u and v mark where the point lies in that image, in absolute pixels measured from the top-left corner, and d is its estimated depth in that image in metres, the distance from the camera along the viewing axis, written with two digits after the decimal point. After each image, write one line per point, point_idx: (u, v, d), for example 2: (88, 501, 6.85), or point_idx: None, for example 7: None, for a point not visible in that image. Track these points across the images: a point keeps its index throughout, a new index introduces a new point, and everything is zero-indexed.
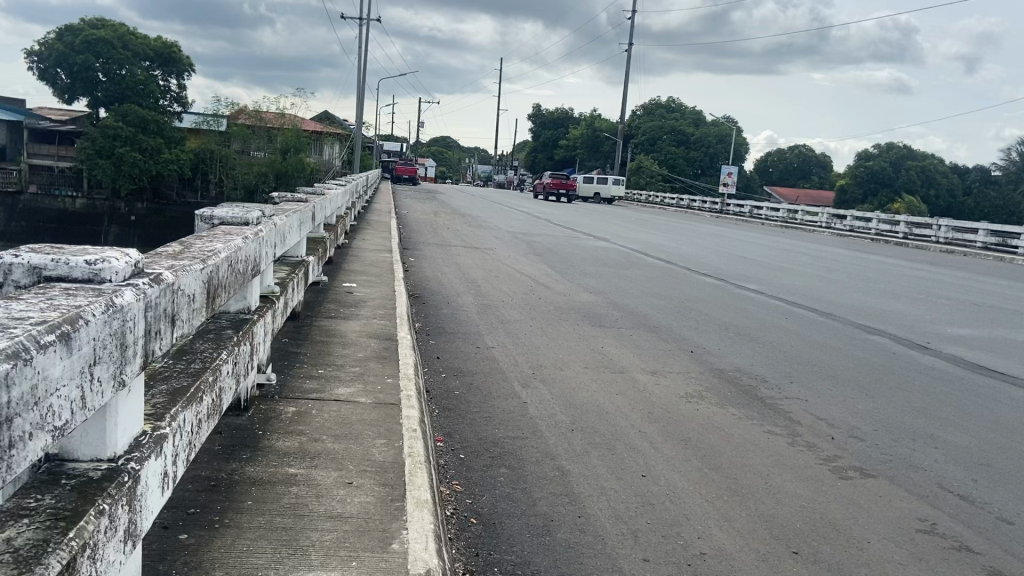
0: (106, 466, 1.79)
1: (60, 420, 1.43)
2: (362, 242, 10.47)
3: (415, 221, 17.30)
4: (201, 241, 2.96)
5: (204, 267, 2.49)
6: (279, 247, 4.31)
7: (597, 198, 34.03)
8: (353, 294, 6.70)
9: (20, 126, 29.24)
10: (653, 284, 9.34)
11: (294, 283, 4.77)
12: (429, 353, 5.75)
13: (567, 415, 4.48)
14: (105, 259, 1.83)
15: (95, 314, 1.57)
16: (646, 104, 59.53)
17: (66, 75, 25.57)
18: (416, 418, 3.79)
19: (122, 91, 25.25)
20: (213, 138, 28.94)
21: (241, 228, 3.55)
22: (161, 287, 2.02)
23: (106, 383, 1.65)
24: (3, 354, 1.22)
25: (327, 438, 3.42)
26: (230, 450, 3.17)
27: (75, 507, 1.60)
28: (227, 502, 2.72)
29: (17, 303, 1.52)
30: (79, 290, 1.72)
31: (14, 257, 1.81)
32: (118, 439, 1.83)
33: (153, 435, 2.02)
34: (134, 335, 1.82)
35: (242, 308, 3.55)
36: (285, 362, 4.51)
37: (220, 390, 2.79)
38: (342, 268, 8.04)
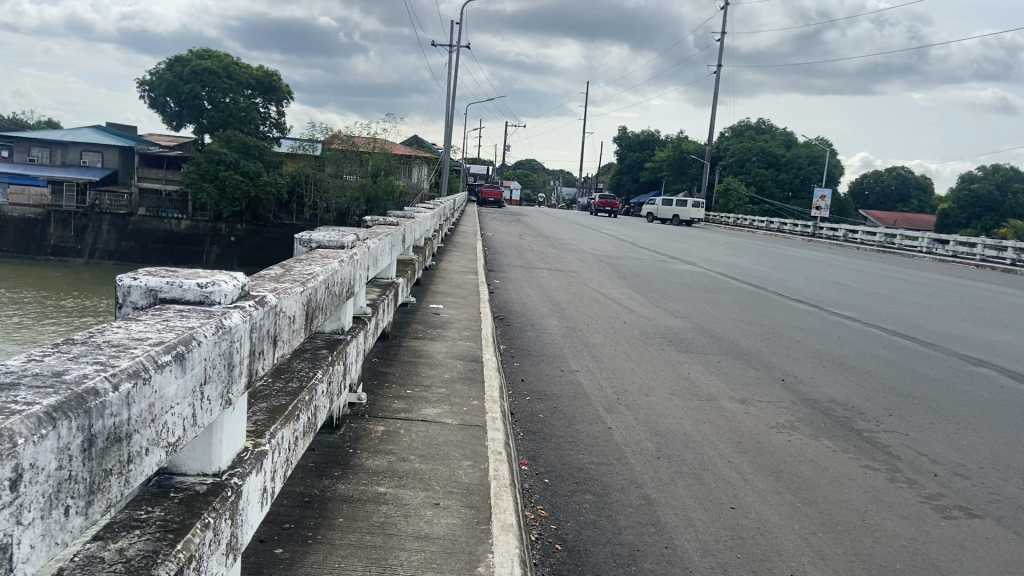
0: (212, 479, 1.87)
1: (172, 437, 1.50)
2: (449, 264, 10.64)
3: (500, 243, 17.47)
4: (300, 263, 3.08)
5: (304, 289, 2.60)
6: (371, 269, 4.44)
7: (677, 220, 33.69)
8: (440, 315, 6.82)
9: (131, 151, 30.70)
10: (742, 310, 9.13)
11: (384, 304, 4.89)
12: (513, 374, 5.78)
13: (654, 442, 4.41)
14: (215, 282, 1.93)
15: (207, 335, 1.66)
16: (735, 124, 58.38)
17: (174, 103, 26.78)
18: (502, 441, 3.81)
19: (225, 120, 26.35)
20: (309, 162, 28.50)
21: (337, 251, 3.68)
22: (264, 310, 2.12)
23: (214, 401, 1.73)
24: (126, 372, 1.30)
25: (414, 458, 3.47)
26: (322, 467, 3.26)
27: (183, 520, 1.68)
28: (320, 518, 2.80)
29: (136, 324, 1.62)
30: (191, 312, 1.81)
31: (133, 280, 1.93)
32: (223, 454, 1.92)
33: (254, 451, 2.11)
34: (240, 355, 1.91)
35: (336, 329, 3.67)
36: (374, 382, 4.61)
37: (315, 408, 2.89)
38: (430, 289, 8.19)
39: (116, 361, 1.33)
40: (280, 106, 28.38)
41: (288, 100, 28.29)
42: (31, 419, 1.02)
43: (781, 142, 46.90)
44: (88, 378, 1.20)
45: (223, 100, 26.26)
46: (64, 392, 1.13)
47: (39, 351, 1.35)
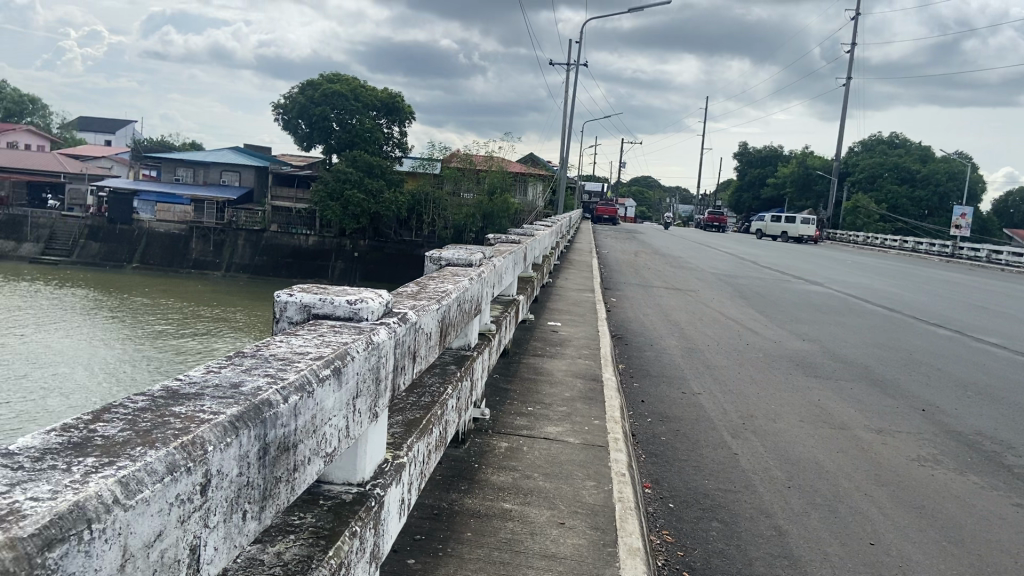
0: (356, 488, 1.95)
1: (330, 447, 1.58)
2: (566, 281, 10.65)
3: (616, 261, 17.32)
4: (434, 281, 3.18)
5: (439, 306, 2.69)
6: (495, 286, 4.52)
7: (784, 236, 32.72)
8: (558, 332, 6.84)
9: (266, 170, 32.45)
10: (874, 334, 8.68)
11: (506, 321, 4.97)
12: (634, 395, 5.71)
13: (783, 471, 4.25)
14: (364, 299, 2.03)
15: (359, 350, 1.75)
16: (865, 139, 55.59)
17: (305, 125, 28.18)
18: (624, 462, 3.77)
19: (351, 140, 27.47)
20: (428, 180, 29.24)
21: (466, 268, 3.78)
22: (406, 325, 2.21)
23: (364, 413, 1.82)
24: (294, 385, 1.38)
25: (539, 476, 3.49)
26: (450, 480, 3.33)
27: (333, 527, 1.75)
28: (450, 532, 2.85)
29: (296, 339, 1.73)
30: (342, 329, 1.92)
31: (290, 297, 2.07)
32: (367, 465, 1.99)
33: (394, 463, 2.19)
34: (385, 370, 1.99)
35: (464, 344, 3.76)
36: (497, 398, 4.67)
37: (445, 423, 2.96)
38: (547, 306, 8.23)
39: (285, 374, 1.41)
40: (403, 126, 29.30)
41: (410, 120, 29.20)
42: (219, 427, 1.09)
43: (916, 156, 44.22)
44: (264, 390, 1.27)
45: (350, 121, 27.39)
46: (244, 403, 1.20)
47: (215, 365, 1.47)
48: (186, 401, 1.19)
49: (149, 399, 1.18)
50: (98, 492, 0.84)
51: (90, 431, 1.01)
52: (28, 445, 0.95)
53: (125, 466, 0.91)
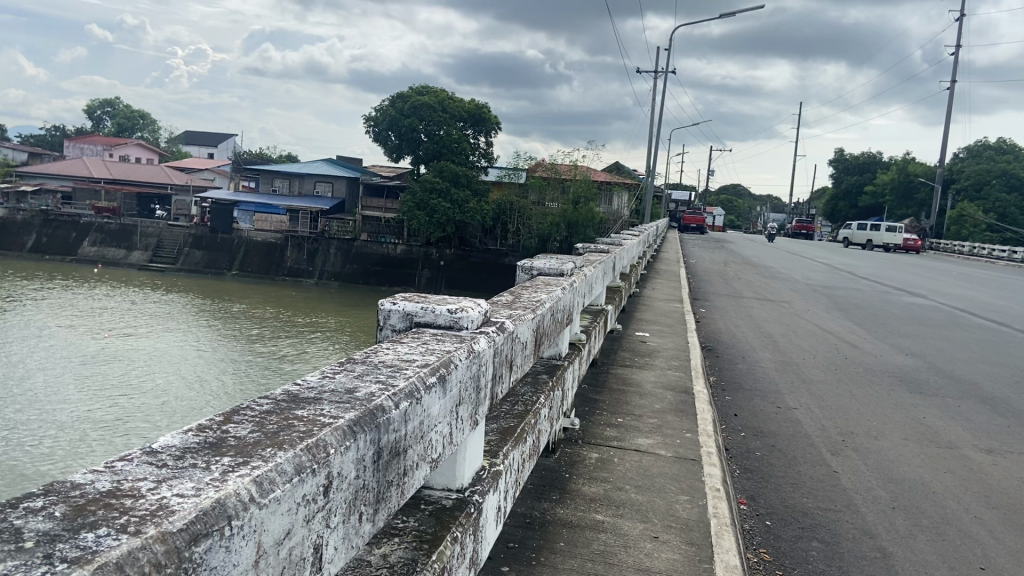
0: (456, 494, 1.99)
1: (435, 453, 1.62)
2: (653, 291, 10.51)
3: (705, 271, 16.98)
4: (527, 291, 3.20)
5: (535, 316, 2.70)
6: (586, 297, 4.51)
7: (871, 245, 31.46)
8: (647, 343, 6.76)
9: (357, 181, 33.31)
10: (983, 350, 8.22)
11: (595, 331, 4.95)
12: (726, 408, 5.59)
13: (887, 491, 4.07)
14: (463, 309, 2.07)
15: (461, 359, 1.78)
16: (973, 144, 52.64)
17: (395, 136, 28.74)
18: (719, 477, 3.70)
19: (438, 150, 27.83)
20: (514, 190, 29.37)
21: (557, 278, 3.78)
22: (504, 335, 2.23)
23: (465, 420, 1.85)
24: (404, 393, 1.41)
25: (630, 488, 3.45)
26: (541, 489, 3.33)
27: (435, 532, 1.78)
28: (542, 541, 2.85)
29: (401, 347, 1.78)
30: (444, 337, 1.96)
31: (394, 306, 2.14)
32: (465, 472, 2.02)
33: (491, 471, 2.21)
34: (484, 379, 2.02)
35: (555, 354, 3.77)
36: (587, 408, 4.66)
37: (538, 432, 2.97)
38: (635, 316, 8.15)
39: (395, 381, 1.45)
40: (489, 136, 29.54)
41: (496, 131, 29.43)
42: (339, 430, 1.14)
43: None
44: (377, 396, 1.32)
45: (437, 131, 27.76)
46: (359, 408, 1.24)
47: (327, 372, 1.53)
48: (306, 405, 1.26)
49: (272, 403, 1.26)
50: (237, 492, 0.88)
51: (221, 432, 1.09)
52: (170, 443, 1.02)
53: (258, 465, 0.96)
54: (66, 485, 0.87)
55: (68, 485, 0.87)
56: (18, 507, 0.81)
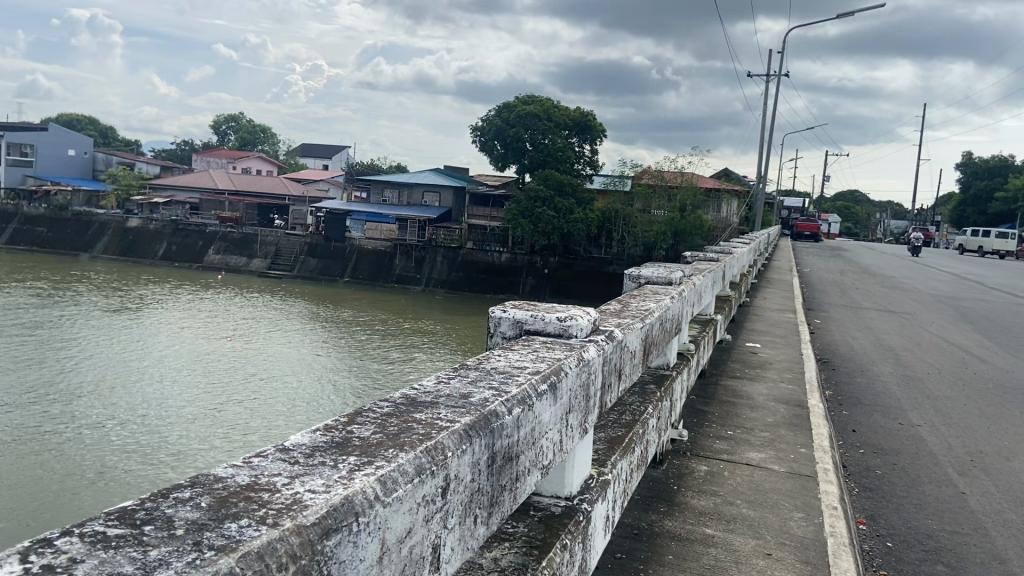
0: (565, 502, 1.99)
1: (546, 459, 1.65)
2: (765, 301, 10.20)
3: (819, 280, 16.32)
4: (636, 299, 3.19)
5: (644, 324, 2.68)
6: (695, 305, 4.43)
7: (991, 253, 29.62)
8: (758, 354, 6.57)
9: (463, 191, 33.89)
10: None
11: (705, 340, 4.86)
12: (843, 424, 5.36)
13: (1021, 515, 3.80)
14: (573, 317, 2.09)
15: (571, 367, 1.80)
16: None
17: (501, 146, 29.06)
18: (836, 494, 3.55)
19: (543, 159, 27.94)
20: (619, 198, 29.13)
21: (665, 287, 3.75)
22: (613, 344, 2.23)
23: (575, 428, 1.86)
24: (517, 397, 1.43)
25: (742, 503, 3.36)
26: (649, 501, 3.30)
27: (545, 539, 1.78)
28: (650, 553, 2.82)
29: (514, 354, 1.81)
30: (554, 344, 1.98)
31: (504, 314, 2.18)
32: (574, 479, 2.03)
33: (599, 479, 2.20)
34: (594, 387, 2.03)
35: (663, 364, 3.74)
36: (695, 420, 4.57)
37: (646, 442, 2.94)
38: (744, 326, 7.93)
39: (507, 388, 1.47)
40: (594, 144, 29.47)
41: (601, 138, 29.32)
42: (455, 434, 1.17)
43: None
44: (490, 401, 1.35)
45: (542, 140, 27.86)
46: (474, 412, 1.27)
47: (442, 377, 1.58)
48: (423, 409, 1.30)
49: (392, 406, 1.32)
50: (364, 489, 0.93)
51: (347, 432, 1.15)
52: (301, 441, 1.08)
53: (382, 464, 1.00)
54: (209, 478, 0.93)
55: (212, 478, 0.94)
56: (168, 496, 0.88)
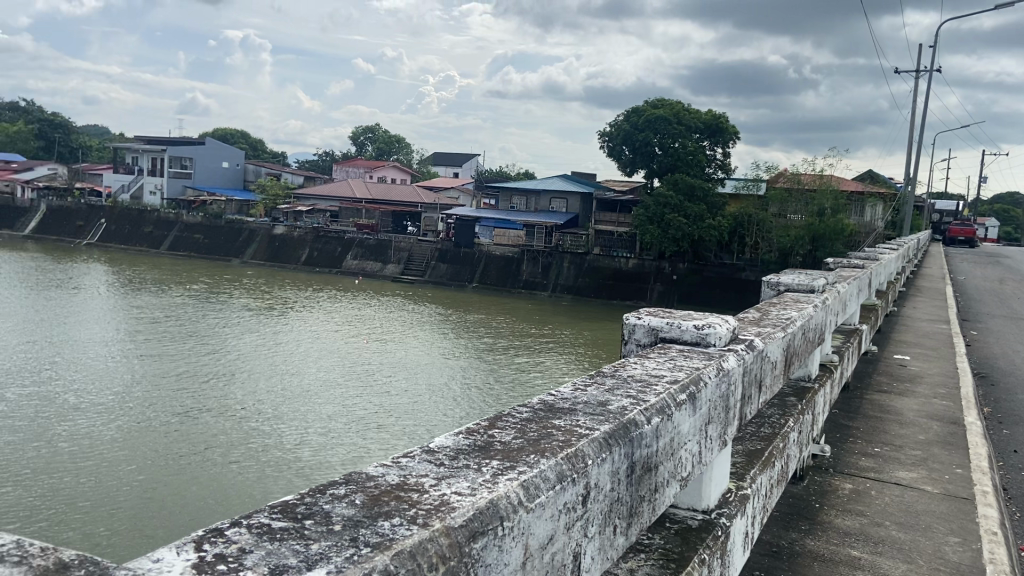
0: (702, 516, 1.94)
1: (685, 471, 1.61)
2: (914, 310, 9.55)
3: (976, 289, 15.09)
4: (775, 308, 3.08)
5: (785, 335, 2.57)
6: (839, 314, 4.22)
7: None
8: (907, 367, 6.16)
9: (591, 197, 33.76)
10: None
11: (849, 351, 4.60)
12: (1005, 444, 4.92)
13: None
14: (711, 325, 2.03)
15: (711, 377, 1.75)
16: None
17: (629, 151, 28.83)
18: (997, 520, 3.26)
19: (673, 163, 27.44)
20: (752, 202, 28.18)
21: (807, 296, 3.59)
22: (754, 354, 2.16)
23: (714, 440, 1.81)
24: (656, 408, 1.41)
25: (891, 524, 3.16)
26: (788, 518, 3.16)
27: (681, 551, 1.74)
28: (791, 573, 2.70)
29: (650, 363, 1.77)
30: (691, 353, 1.94)
31: (639, 322, 2.17)
32: (712, 493, 1.98)
33: (738, 493, 2.13)
34: (734, 398, 1.96)
35: (804, 376, 3.58)
36: (838, 435, 4.34)
37: (786, 457, 2.82)
38: (892, 338, 7.46)
39: (645, 396, 1.45)
40: (726, 147, 28.70)
41: (734, 141, 28.48)
42: (596, 442, 1.16)
43: None
44: (629, 410, 1.33)
45: (672, 145, 27.40)
46: (613, 421, 1.26)
47: (578, 384, 1.57)
48: (562, 415, 1.31)
49: (532, 411, 1.32)
50: (507, 493, 0.93)
51: (490, 436, 1.16)
52: (445, 443, 1.11)
53: (523, 470, 1.01)
54: (363, 476, 0.97)
55: (365, 476, 0.97)
56: (325, 492, 0.92)
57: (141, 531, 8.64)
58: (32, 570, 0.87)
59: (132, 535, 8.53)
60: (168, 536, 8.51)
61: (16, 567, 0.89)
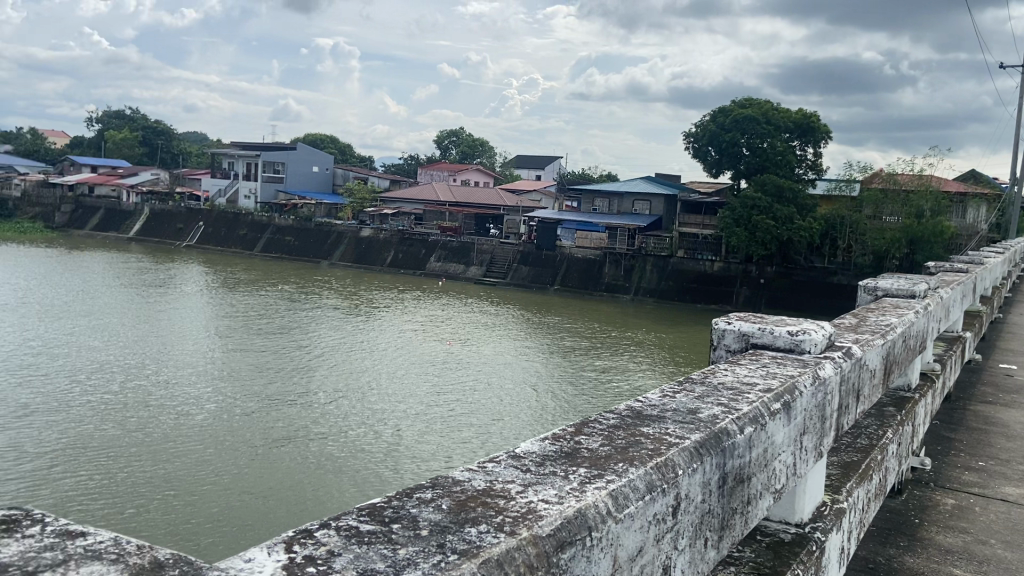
0: (795, 529, 1.86)
1: (779, 483, 1.55)
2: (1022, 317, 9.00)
3: None
4: (874, 314, 2.94)
5: (884, 342, 2.45)
6: (942, 321, 4.01)
7: None
8: (1014, 377, 5.80)
9: (675, 199, 33.24)
10: None
11: (952, 360, 4.37)
12: None
13: None
14: (806, 331, 1.97)
15: (807, 385, 1.67)
16: None
17: (715, 151, 28.30)
18: None
19: (762, 163, 26.73)
20: (845, 203, 27.17)
21: (907, 300, 3.42)
22: (852, 361, 2.07)
23: (810, 452, 1.74)
24: (749, 416, 1.35)
25: (997, 543, 2.96)
26: (886, 534, 3.01)
27: (773, 566, 1.67)
28: None
29: (741, 369, 1.72)
30: (785, 360, 1.88)
31: (729, 325, 2.12)
32: (805, 506, 1.90)
33: (833, 507, 2.04)
34: (830, 407, 1.89)
35: (903, 385, 3.40)
36: (938, 447, 4.12)
37: (885, 471, 2.69)
38: (997, 346, 7.04)
39: (738, 404, 1.40)
40: (817, 147, 27.80)
41: (826, 140, 27.55)
42: (687, 450, 1.12)
43: None
44: (720, 419, 1.28)
45: (761, 145, 26.72)
46: (705, 429, 1.22)
47: (667, 391, 1.53)
48: (650, 421, 1.27)
49: (618, 417, 1.30)
50: (596, 503, 0.91)
51: (575, 441, 1.15)
52: (529, 450, 1.10)
53: (613, 477, 0.98)
54: (448, 479, 0.97)
55: (449, 480, 0.97)
56: (411, 496, 0.92)
57: (228, 520, 8.94)
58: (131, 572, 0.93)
59: (218, 525, 8.79)
60: (253, 529, 8.74)
61: (112, 564, 0.94)
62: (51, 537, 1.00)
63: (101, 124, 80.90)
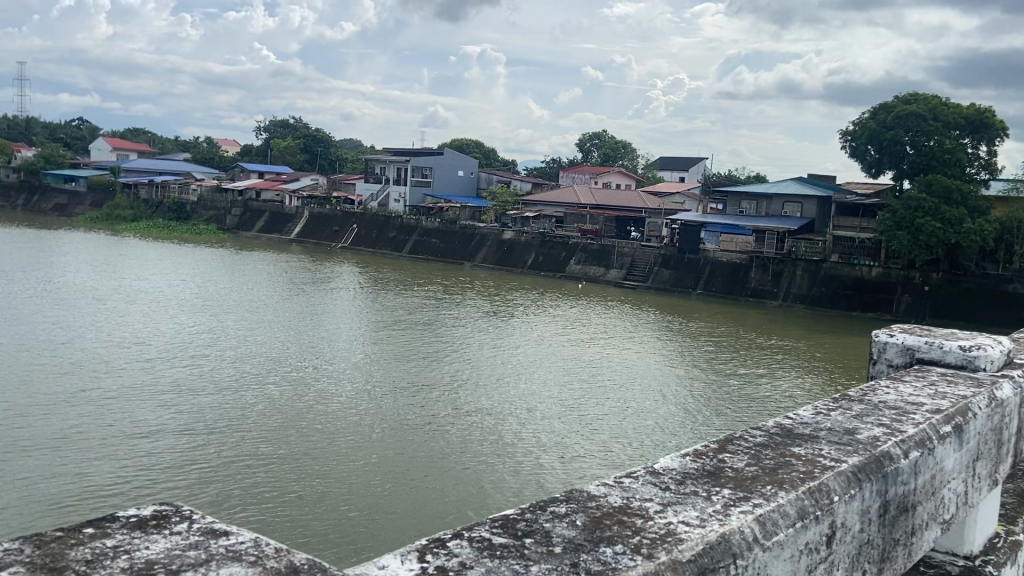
0: (964, 563, 1.78)
1: (948, 512, 1.64)
2: None
3: None
4: None
5: None
6: None
7: None
8: None
9: (829, 202, 31.53)
10: None
11: None
12: None
13: None
14: (979, 350, 2.14)
15: (981, 406, 1.73)
16: None
17: (875, 150, 26.70)
18: None
19: (928, 162, 24.90)
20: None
21: None
22: None
23: (983, 478, 1.75)
24: (912, 439, 1.55)
25: None
26: None
27: None
28: None
29: (907, 387, 1.82)
30: (957, 379, 1.89)
31: (893, 340, 2.29)
32: (976, 534, 1.81)
33: (1008, 539, 1.90)
34: (1007, 431, 1.86)
35: None
36: None
37: None
38: None
39: (903, 427, 1.60)
40: (992, 145, 25.61)
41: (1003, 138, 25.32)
42: (841, 477, 1.41)
43: None
44: (883, 443, 1.52)
45: (927, 143, 24.98)
46: (866, 455, 1.48)
47: (827, 408, 1.77)
48: (802, 442, 1.58)
49: (767, 437, 1.62)
50: (741, 531, 1.24)
51: (719, 463, 1.50)
52: (670, 468, 1.47)
53: (760, 505, 1.31)
54: (584, 497, 1.35)
55: (585, 497, 1.35)
56: (546, 511, 1.31)
57: (367, 509, 9.26)
58: (267, 571, 1.37)
59: (358, 513, 9.12)
60: (387, 521, 8.98)
61: (250, 567, 1.39)
62: (197, 536, 1.49)
63: (267, 133, 86.67)
